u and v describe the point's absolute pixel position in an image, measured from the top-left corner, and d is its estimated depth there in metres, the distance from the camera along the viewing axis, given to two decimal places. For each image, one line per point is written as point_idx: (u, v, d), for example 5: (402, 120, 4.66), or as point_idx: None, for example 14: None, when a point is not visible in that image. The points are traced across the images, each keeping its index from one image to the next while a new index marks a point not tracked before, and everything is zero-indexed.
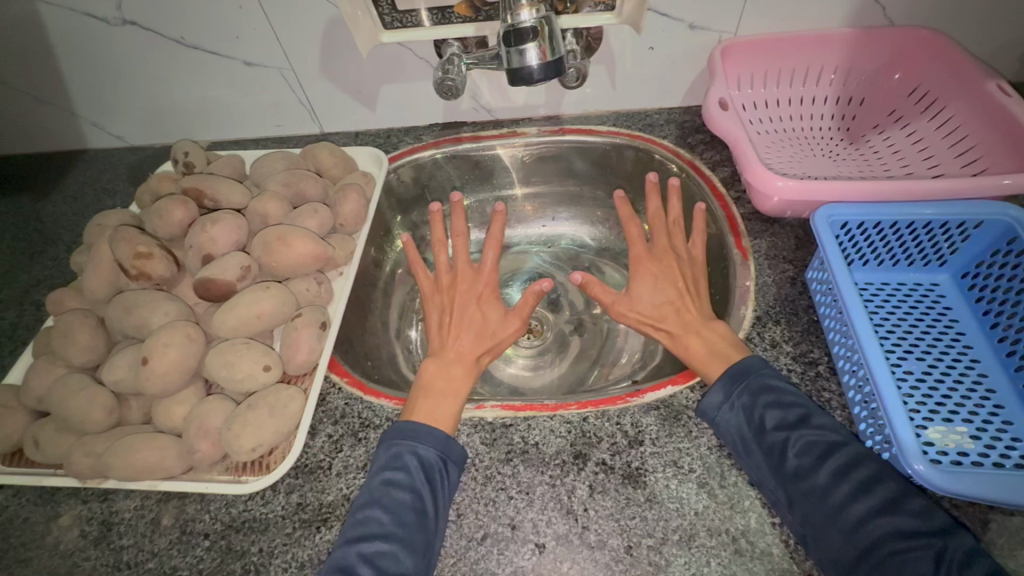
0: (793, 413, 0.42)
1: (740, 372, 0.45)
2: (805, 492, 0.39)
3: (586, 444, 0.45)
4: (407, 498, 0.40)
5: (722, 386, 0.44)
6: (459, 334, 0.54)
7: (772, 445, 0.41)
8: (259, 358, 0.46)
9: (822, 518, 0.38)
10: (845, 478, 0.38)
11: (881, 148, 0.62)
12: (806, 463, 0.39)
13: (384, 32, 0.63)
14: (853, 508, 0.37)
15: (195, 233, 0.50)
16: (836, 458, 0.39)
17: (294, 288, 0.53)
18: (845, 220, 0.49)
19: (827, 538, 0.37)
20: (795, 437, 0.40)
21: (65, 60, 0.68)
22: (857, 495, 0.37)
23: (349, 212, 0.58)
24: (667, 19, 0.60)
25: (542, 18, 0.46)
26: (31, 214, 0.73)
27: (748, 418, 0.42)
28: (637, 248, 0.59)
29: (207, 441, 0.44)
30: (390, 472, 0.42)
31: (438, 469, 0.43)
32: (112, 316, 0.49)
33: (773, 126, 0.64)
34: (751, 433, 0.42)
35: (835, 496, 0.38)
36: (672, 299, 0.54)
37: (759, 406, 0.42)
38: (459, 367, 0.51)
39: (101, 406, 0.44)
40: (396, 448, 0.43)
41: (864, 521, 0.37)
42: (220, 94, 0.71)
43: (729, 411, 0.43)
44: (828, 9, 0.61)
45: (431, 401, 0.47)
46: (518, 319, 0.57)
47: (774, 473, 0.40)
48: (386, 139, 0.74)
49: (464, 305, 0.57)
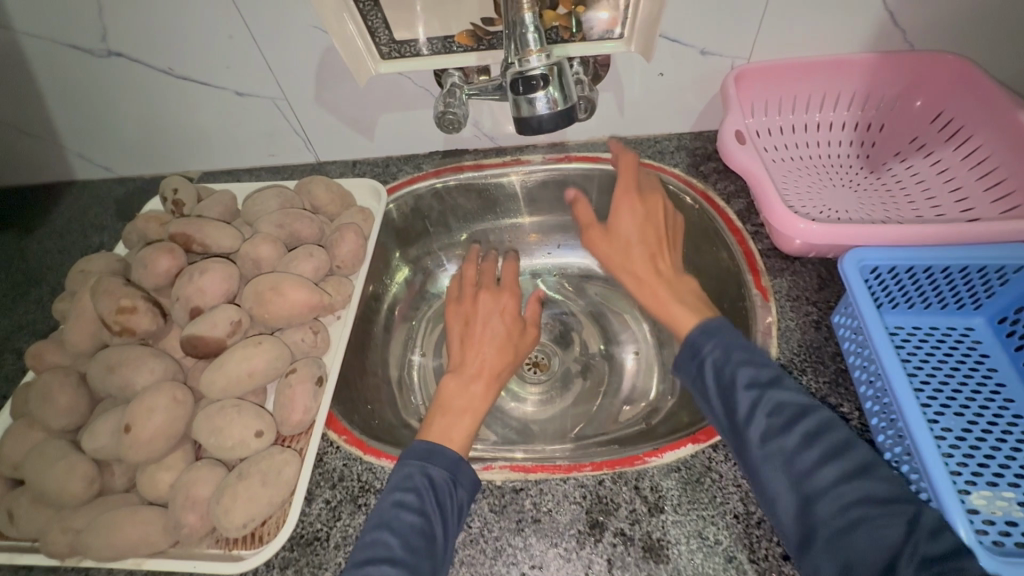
0: (766, 372, 0.40)
1: (709, 329, 0.44)
2: (770, 452, 0.37)
3: (602, 510, 0.42)
4: (415, 519, 0.39)
5: (691, 343, 0.44)
6: (481, 349, 0.56)
7: (741, 404, 0.39)
8: (251, 423, 0.43)
9: (786, 479, 0.36)
10: (816, 440, 0.36)
11: (902, 178, 0.59)
12: (775, 424, 0.37)
13: (381, 62, 0.61)
14: (823, 471, 0.35)
15: (182, 284, 0.47)
16: (807, 420, 0.37)
17: (289, 339, 0.49)
18: (875, 265, 0.46)
19: (791, 502, 0.35)
20: (764, 395, 0.39)
21: (49, 92, 0.64)
22: (827, 458, 0.35)
23: (346, 253, 0.55)
24: (677, 46, 0.57)
25: (551, 64, 0.43)
26: (15, 252, 0.70)
27: (715, 374, 0.41)
28: (627, 182, 0.56)
29: (194, 514, 0.41)
30: (400, 494, 0.41)
31: (448, 492, 0.42)
32: (94, 375, 0.46)
33: (789, 155, 0.61)
34: (722, 394, 0.40)
35: (805, 458, 0.36)
36: (649, 244, 0.53)
37: (732, 363, 0.41)
38: (481, 381, 0.53)
39: (81, 477, 0.41)
40: (406, 469, 0.43)
41: (832, 485, 0.34)
42: (211, 123, 0.68)
43: (699, 367, 0.42)
44: (845, 34, 0.58)
45: (449, 424, 0.50)
46: (534, 329, 0.61)
47: (740, 433, 0.39)
48: (385, 169, 0.71)
49: (486, 317, 0.58)
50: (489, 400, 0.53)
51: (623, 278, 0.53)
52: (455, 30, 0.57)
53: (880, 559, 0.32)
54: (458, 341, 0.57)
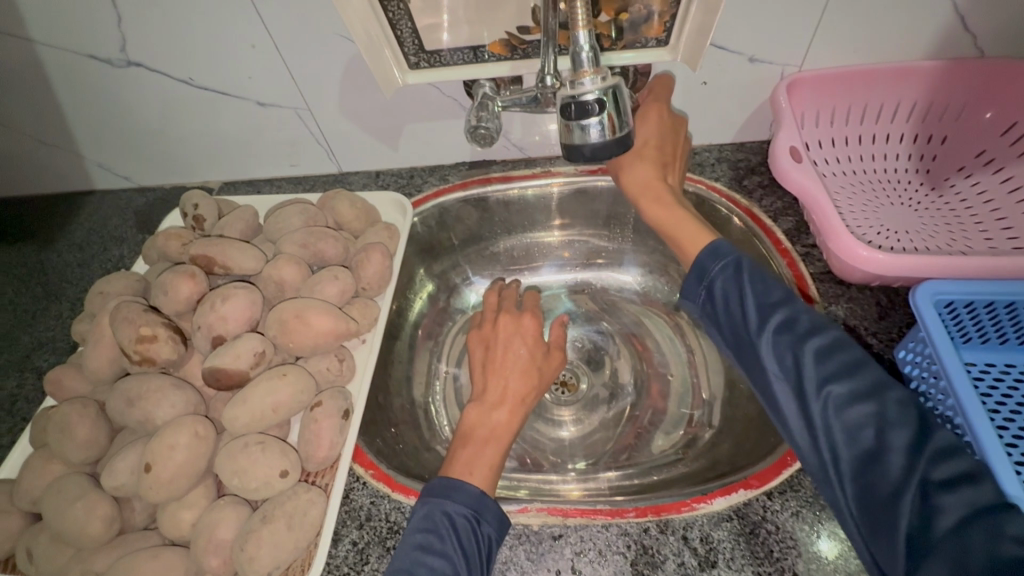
0: (775, 292, 0.40)
1: (721, 252, 0.44)
2: (780, 373, 0.38)
3: (648, 563, 0.39)
4: (441, 565, 0.37)
5: (700, 266, 0.44)
6: (506, 374, 0.53)
7: (751, 325, 0.40)
8: (275, 463, 0.41)
9: (797, 398, 0.37)
10: (823, 361, 0.36)
11: (967, 196, 0.55)
12: (785, 345, 0.38)
13: (409, 72, 0.58)
14: (830, 391, 0.35)
15: (204, 311, 0.45)
16: (817, 340, 0.37)
17: (313, 368, 0.47)
18: (950, 299, 0.42)
19: (800, 417, 0.36)
20: (773, 314, 0.39)
21: (68, 102, 0.63)
22: (835, 377, 0.35)
23: (372, 275, 0.52)
24: (724, 52, 0.53)
25: (608, 87, 0.38)
26: (36, 265, 0.68)
27: (724, 297, 0.42)
28: (659, 94, 0.54)
29: (218, 558, 0.39)
30: (421, 537, 0.39)
31: (470, 534, 0.39)
32: (114, 406, 0.44)
33: (841, 170, 0.57)
34: (733, 317, 0.41)
35: (812, 378, 0.36)
36: (661, 155, 0.53)
37: (741, 284, 0.41)
38: (504, 408, 0.51)
39: (100, 518, 0.40)
40: (427, 508, 0.41)
41: (837, 406, 0.35)
42: (232, 134, 0.66)
43: (712, 283, 0.43)
44: (908, 40, 0.53)
45: (475, 459, 0.47)
46: (561, 352, 0.58)
47: (752, 354, 0.40)
48: (409, 180, 0.69)
49: (508, 341, 0.56)
50: (515, 429, 0.50)
51: (623, 179, 0.54)
52: (488, 39, 0.54)
53: (881, 478, 0.32)
54: (481, 366, 0.55)
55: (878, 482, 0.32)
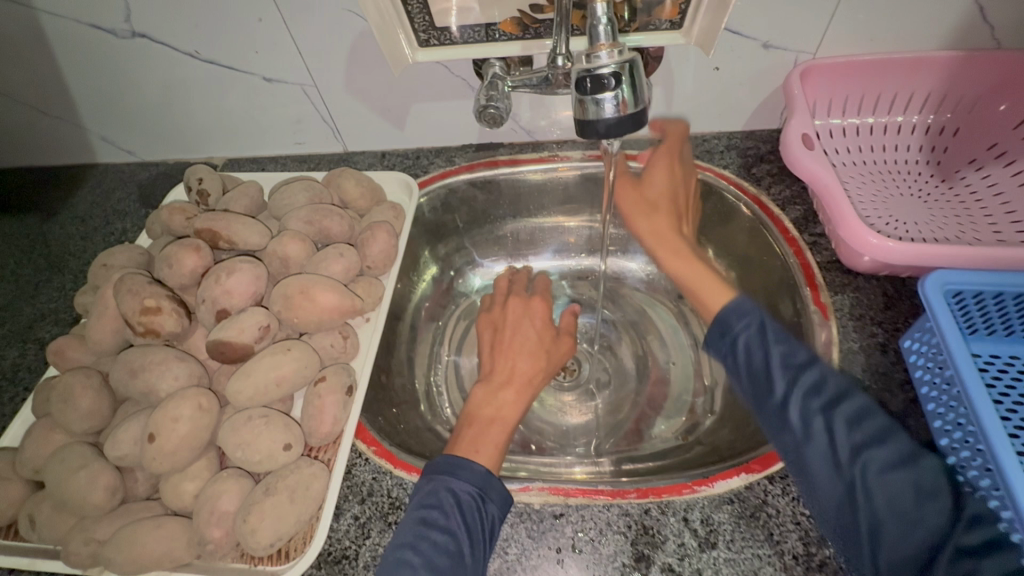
0: (801, 353, 0.38)
1: (744, 307, 0.42)
2: (807, 437, 0.36)
3: (648, 543, 0.40)
4: (443, 539, 0.37)
5: (722, 320, 0.42)
6: (514, 355, 0.53)
7: (776, 388, 0.38)
8: (279, 435, 0.41)
9: (828, 466, 0.34)
10: (855, 428, 0.35)
11: (978, 188, 0.55)
12: (815, 410, 0.36)
13: (418, 50, 0.57)
14: (867, 458, 0.33)
15: (208, 284, 0.45)
16: (846, 405, 0.35)
17: (318, 344, 0.47)
18: (959, 289, 0.41)
19: (830, 481, 0.34)
20: (801, 375, 0.37)
21: (71, 73, 0.62)
22: (870, 444, 0.34)
23: (377, 253, 0.52)
24: (738, 38, 0.53)
25: (623, 60, 0.37)
26: (37, 237, 0.68)
27: (748, 356, 0.40)
28: (671, 149, 0.57)
29: (220, 529, 0.39)
30: (426, 511, 0.39)
31: (475, 509, 0.39)
32: (118, 377, 0.44)
33: (853, 159, 0.57)
34: (755, 375, 0.39)
35: (846, 445, 0.34)
36: (673, 208, 0.54)
37: (769, 341, 0.39)
38: (511, 389, 0.51)
39: (102, 487, 0.40)
40: (432, 485, 0.41)
41: (875, 474, 0.33)
42: (236, 109, 0.65)
43: (736, 339, 0.40)
44: (924, 29, 0.53)
45: (481, 439, 0.46)
46: (570, 337, 0.58)
47: (776, 416, 0.37)
48: (415, 161, 0.68)
49: (517, 323, 0.56)
50: (522, 409, 0.50)
51: (638, 226, 0.53)
52: (499, 17, 0.53)
53: (921, 549, 0.31)
54: (493, 348, 0.55)
55: (917, 553, 0.31)
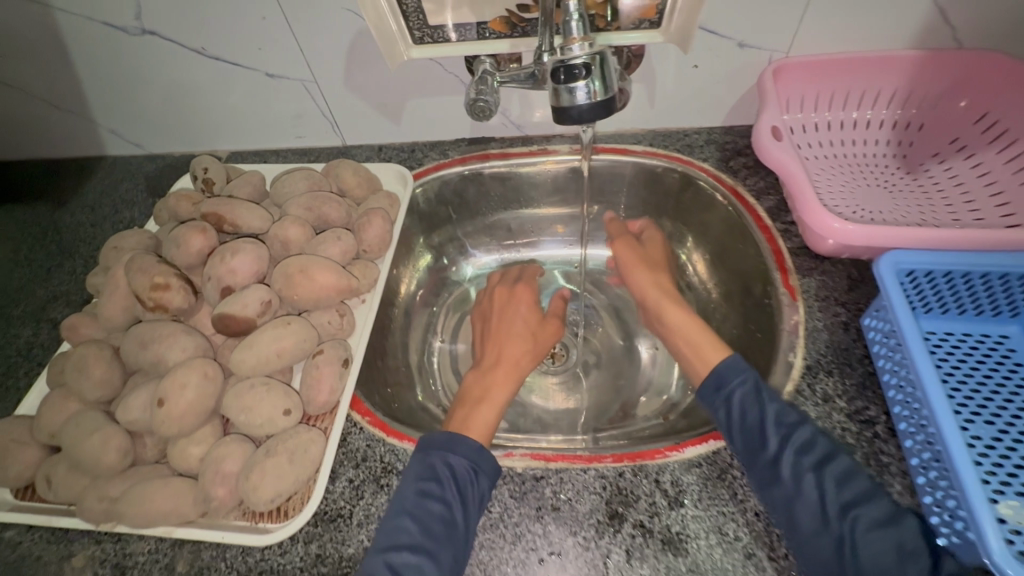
0: (792, 414, 0.42)
1: (737, 366, 0.46)
2: (797, 492, 0.39)
3: (622, 502, 0.43)
4: (437, 507, 0.40)
5: (717, 377, 0.46)
6: (505, 339, 0.56)
7: (769, 444, 0.41)
8: (279, 402, 0.44)
9: (817, 521, 0.38)
10: (842, 486, 0.38)
11: (941, 180, 0.57)
12: (806, 469, 0.39)
13: (413, 48, 0.61)
14: (854, 516, 0.37)
15: (214, 263, 0.48)
16: (834, 465, 0.39)
17: (316, 321, 0.50)
18: (912, 268, 0.45)
19: (820, 537, 0.37)
20: (791, 434, 0.41)
21: (83, 68, 0.65)
22: (855, 503, 0.37)
23: (373, 238, 0.55)
24: (713, 37, 0.56)
25: (593, 53, 0.41)
26: (49, 225, 0.71)
27: (742, 415, 0.43)
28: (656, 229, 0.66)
29: (224, 488, 0.42)
30: (425, 482, 0.42)
31: (470, 480, 0.42)
32: (129, 348, 0.47)
33: (823, 152, 0.60)
34: (749, 431, 0.42)
35: (834, 503, 0.38)
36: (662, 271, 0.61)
37: (763, 400, 0.43)
38: (501, 372, 0.53)
39: (114, 449, 0.43)
40: (430, 459, 0.43)
41: (861, 530, 0.36)
42: (239, 104, 0.69)
43: (730, 397, 0.44)
44: (889, 30, 0.56)
45: (470, 417, 0.49)
46: (558, 321, 0.61)
47: (768, 471, 0.40)
48: (410, 154, 0.71)
49: (506, 310, 0.60)
50: (512, 391, 0.53)
51: (639, 279, 0.59)
52: (489, 16, 0.57)
53: None
54: (487, 335, 0.58)
55: None
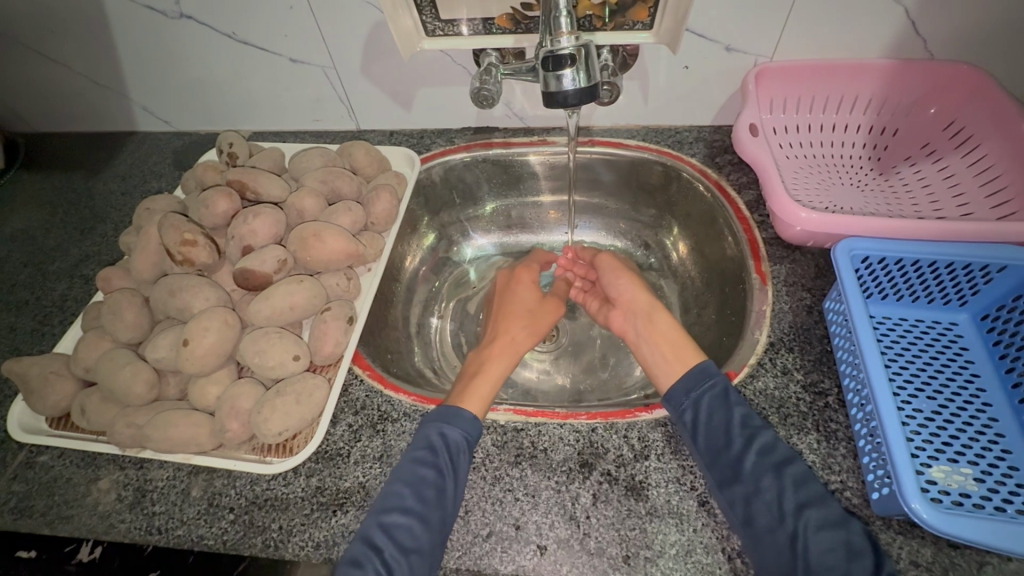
0: (756, 418, 0.46)
1: (709, 373, 0.49)
2: (755, 490, 0.42)
3: (593, 454, 0.47)
4: (430, 473, 0.44)
5: (688, 381, 0.49)
6: (515, 315, 0.62)
7: (734, 443, 0.44)
8: (290, 348, 0.49)
9: (774, 517, 0.41)
10: (798, 488, 0.42)
11: (911, 181, 0.61)
12: (766, 469, 0.43)
13: (426, 39, 0.66)
14: (806, 517, 0.40)
15: (237, 224, 0.53)
16: (793, 468, 0.43)
17: (326, 282, 0.55)
18: (866, 254, 0.50)
19: (773, 531, 0.41)
20: (755, 438, 0.44)
21: (123, 48, 0.71)
22: (810, 503, 0.41)
23: (380, 212, 0.60)
24: (702, 40, 0.61)
25: (579, 45, 0.47)
26: (84, 190, 0.77)
27: (709, 416, 0.46)
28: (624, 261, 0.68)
29: (237, 422, 0.47)
30: (419, 451, 0.45)
31: (461, 451, 0.46)
32: (157, 297, 0.52)
33: (803, 151, 0.64)
34: (713, 431, 0.45)
35: (791, 501, 0.41)
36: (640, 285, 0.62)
37: (728, 405, 0.46)
38: (497, 349, 0.58)
39: (142, 382, 0.48)
40: (426, 430, 0.47)
41: (812, 529, 0.40)
42: (264, 87, 0.74)
43: (694, 401, 0.47)
44: (866, 40, 0.60)
45: (468, 386, 0.52)
46: (558, 301, 0.66)
47: (728, 469, 0.43)
48: (419, 140, 0.76)
49: (515, 290, 0.65)
50: (506, 367, 0.56)
51: (627, 289, 0.61)
52: (496, 13, 0.62)
53: None
54: (495, 315, 0.63)
55: None
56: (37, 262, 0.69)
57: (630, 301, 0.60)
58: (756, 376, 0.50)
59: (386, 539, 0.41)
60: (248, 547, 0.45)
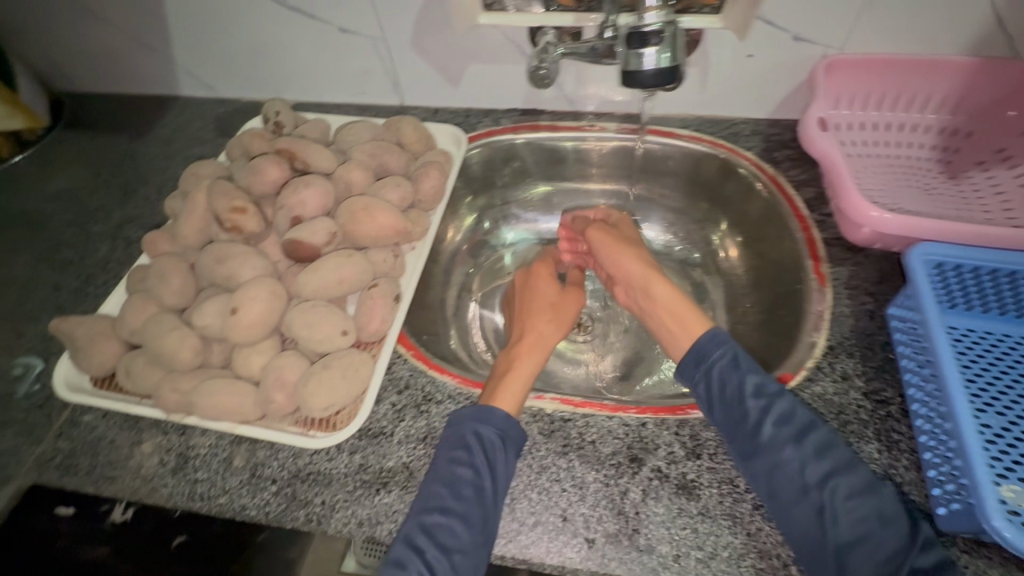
0: (772, 384, 0.44)
1: (717, 340, 0.48)
2: (778, 462, 0.41)
3: (643, 449, 0.46)
4: (467, 475, 0.42)
5: (698, 350, 0.48)
6: (538, 313, 0.57)
7: (750, 413, 0.43)
8: (338, 323, 0.49)
9: (798, 488, 0.40)
10: (822, 457, 0.40)
11: (982, 187, 0.58)
12: (785, 438, 0.41)
13: (482, 13, 0.63)
14: (834, 487, 0.39)
15: (287, 194, 0.52)
16: (812, 436, 0.41)
17: (373, 258, 0.54)
18: (941, 261, 0.47)
19: (799, 503, 0.40)
20: (772, 407, 0.43)
21: (171, 9, 0.70)
22: (835, 472, 0.40)
23: (428, 189, 0.59)
24: (771, 27, 0.58)
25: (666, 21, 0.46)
26: (126, 153, 0.77)
27: (722, 385, 0.45)
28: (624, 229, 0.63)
29: (283, 394, 0.47)
30: (455, 450, 0.44)
31: (497, 450, 0.44)
32: (204, 263, 0.51)
33: (868, 151, 0.61)
34: (731, 400, 0.44)
35: (816, 472, 0.40)
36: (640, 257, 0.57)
37: (739, 372, 0.45)
38: (523, 345, 0.53)
39: (189, 348, 0.47)
40: (463, 429, 0.45)
41: (841, 499, 0.39)
42: (310, 56, 0.72)
43: (706, 372, 0.46)
44: (947, 34, 0.57)
45: (498, 386, 0.48)
46: (576, 288, 0.61)
47: (747, 439, 0.42)
48: (465, 118, 0.74)
49: (535, 288, 0.60)
50: (537, 363, 0.52)
51: (627, 263, 0.56)
52: None
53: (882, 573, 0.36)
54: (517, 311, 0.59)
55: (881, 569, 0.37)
56: (80, 223, 0.69)
57: (630, 276, 0.56)
58: (814, 380, 0.49)
59: (427, 541, 0.40)
60: (291, 520, 0.45)
